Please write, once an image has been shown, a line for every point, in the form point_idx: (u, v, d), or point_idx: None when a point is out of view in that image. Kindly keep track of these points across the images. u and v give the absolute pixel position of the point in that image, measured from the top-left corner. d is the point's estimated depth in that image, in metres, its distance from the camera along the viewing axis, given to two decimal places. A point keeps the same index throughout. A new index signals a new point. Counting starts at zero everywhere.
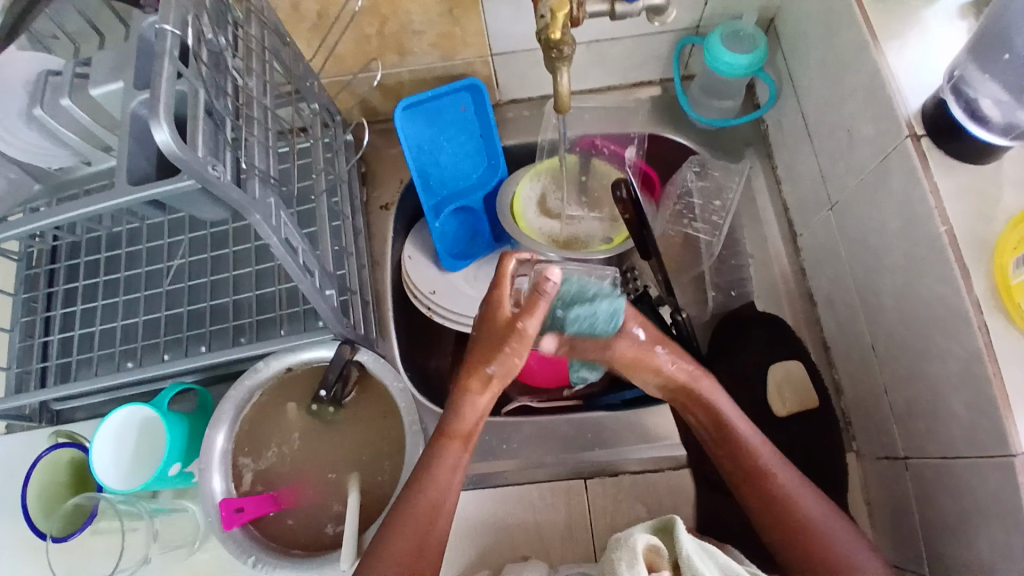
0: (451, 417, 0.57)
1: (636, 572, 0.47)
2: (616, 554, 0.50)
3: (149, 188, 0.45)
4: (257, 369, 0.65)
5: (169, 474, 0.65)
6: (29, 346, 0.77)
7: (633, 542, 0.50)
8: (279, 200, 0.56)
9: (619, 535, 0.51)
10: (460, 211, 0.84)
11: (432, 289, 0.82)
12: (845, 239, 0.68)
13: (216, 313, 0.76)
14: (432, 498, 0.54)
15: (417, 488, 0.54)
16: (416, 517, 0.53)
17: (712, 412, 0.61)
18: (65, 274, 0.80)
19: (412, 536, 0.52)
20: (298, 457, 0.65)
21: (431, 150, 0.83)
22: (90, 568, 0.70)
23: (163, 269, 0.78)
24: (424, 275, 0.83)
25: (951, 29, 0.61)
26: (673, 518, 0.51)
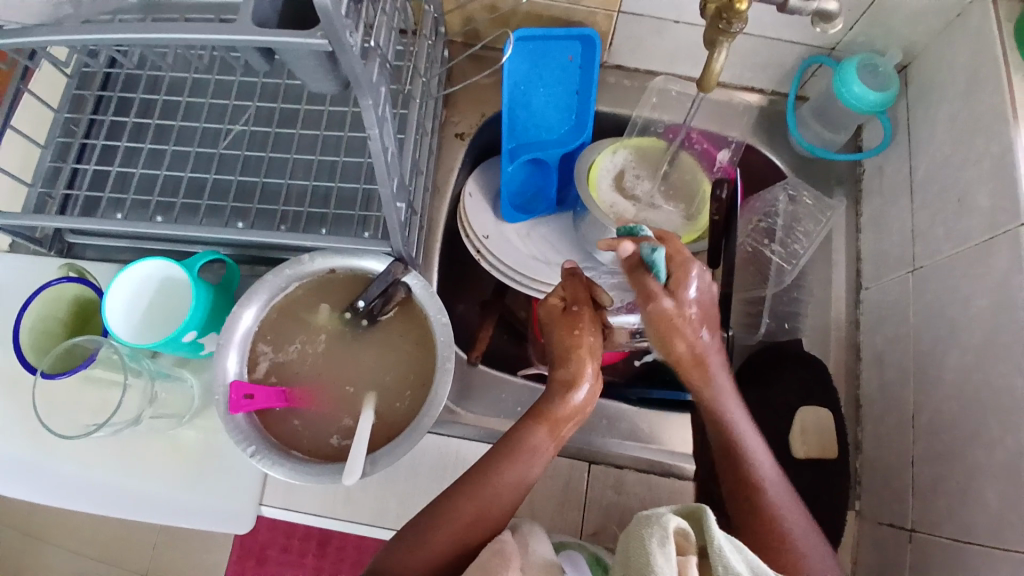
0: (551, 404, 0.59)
1: (667, 551, 0.43)
2: (645, 529, 0.45)
3: (272, 36, 0.41)
4: (301, 261, 0.63)
5: (184, 339, 0.62)
6: (59, 168, 0.72)
7: (664, 521, 0.46)
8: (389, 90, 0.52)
9: (647, 512, 0.47)
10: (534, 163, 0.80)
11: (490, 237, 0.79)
12: (916, 304, 0.67)
13: (265, 192, 0.72)
14: (479, 509, 0.56)
15: (471, 494, 0.57)
16: (462, 517, 0.56)
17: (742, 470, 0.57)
18: (115, 105, 0.75)
19: (455, 531, 0.55)
20: (319, 360, 0.63)
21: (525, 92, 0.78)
22: (69, 414, 0.66)
23: (221, 130, 0.74)
24: (483, 215, 0.80)
25: None
26: (703, 508, 0.48)
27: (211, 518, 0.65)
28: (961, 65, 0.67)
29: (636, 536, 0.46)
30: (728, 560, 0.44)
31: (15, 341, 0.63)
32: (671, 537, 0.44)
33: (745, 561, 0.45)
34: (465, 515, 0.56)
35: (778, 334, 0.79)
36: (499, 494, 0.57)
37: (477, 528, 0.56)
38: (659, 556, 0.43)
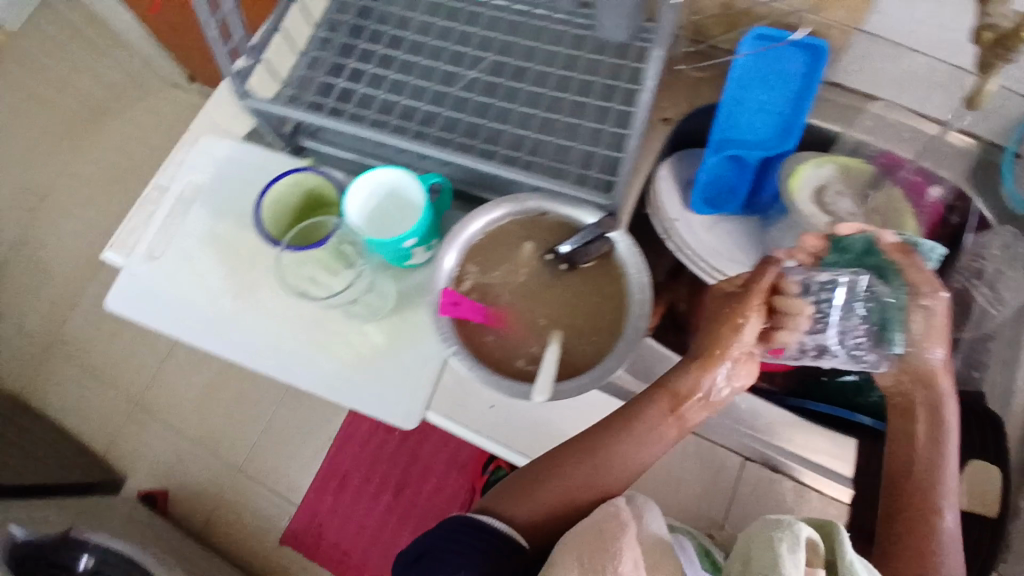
0: (670, 378, 0.68)
1: (796, 556, 0.52)
2: (776, 532, 0.54)
3: None
4: (520, 198, 0.68)
5: (406, 244, 0.69)
6: (314, 78, 0.79)
7: (795, 529, 0.54)
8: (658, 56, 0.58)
9: (782, 519, 0.55)
10: (733, 162, 0.81)
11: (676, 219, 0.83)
12: None
13: (489, 135, 0.77)
14: (590, 476, 0.67)
15: (580, 458, 0.67)
16: (568, 485, 0.67)
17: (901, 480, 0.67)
18: (367, 32, 0.81)
19: (563, 491, 0.67)
20: (517, 290, 0.68)
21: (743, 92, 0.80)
22: (290, 274, 0.77)
23: (459, 73, 0.79)
24: (674, 198, 0.84)
25: None
26: (839, 526, 0.56)
27: (380, 410, 0.72)
28: None
29: (767, 536, 0.54)
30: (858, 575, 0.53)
31: (259, 213, 0.70)
32: (801, 545, 0.52)
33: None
34: (574, 479, 0.67)
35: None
36: (620, 469, 0.67)
37: (579, 493, 0.67)
38: (787, 561, 0.51)
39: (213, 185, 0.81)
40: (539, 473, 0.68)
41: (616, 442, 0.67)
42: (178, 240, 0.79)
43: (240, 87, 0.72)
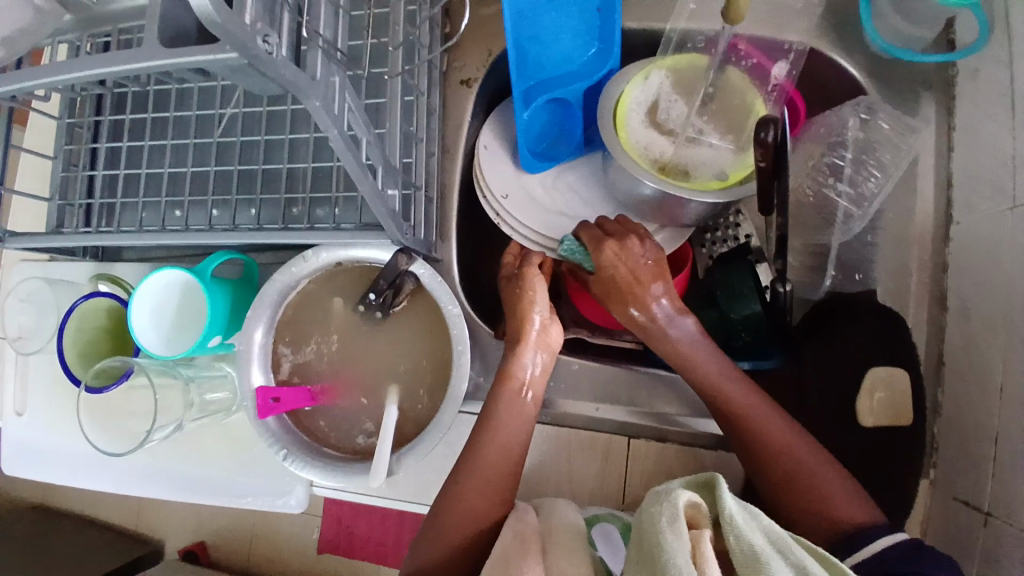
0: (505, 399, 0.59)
1: (677, 528, 0.39)
2: (655, 507, 0.41)
3: (185, 57, 0.35)
4: (304, 259, 0.60)
5: (209, 345, 0.63)
6: (74, 177, 0.72)
7: (674, 496, 0.41)
8: (327, 65, 0.41)
9: (657, 487, 0.43)
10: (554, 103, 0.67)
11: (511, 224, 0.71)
12: (1016, 248, 0.54)
13: (267, 179, 0.69)
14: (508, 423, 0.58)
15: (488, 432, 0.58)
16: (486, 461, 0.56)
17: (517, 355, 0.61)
18: (112, 103, 0.73)
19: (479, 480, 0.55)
20: (336, 358, 0.63)
21: (530, 16, 0.64)
22: (125, 423, 0.67)
23: (214, 117, 0.69)
24: (500, 178, 0.71)
25: None
26: (718, 476, 0.43)
27: (265, 499, 0.68)
28: None
29: (647, 517, 0.41)
30: (741, 531, 0.39)
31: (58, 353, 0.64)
32: (681, 513, 0.40)
33: (761, 527, 0.40)
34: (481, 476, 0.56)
35: (847, 288, 0.67)
36: (502, 450, 0.57)
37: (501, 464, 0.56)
38: (669, 535, 0.39)
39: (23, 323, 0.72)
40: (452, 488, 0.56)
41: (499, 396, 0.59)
42: (32, 385, 0.74)
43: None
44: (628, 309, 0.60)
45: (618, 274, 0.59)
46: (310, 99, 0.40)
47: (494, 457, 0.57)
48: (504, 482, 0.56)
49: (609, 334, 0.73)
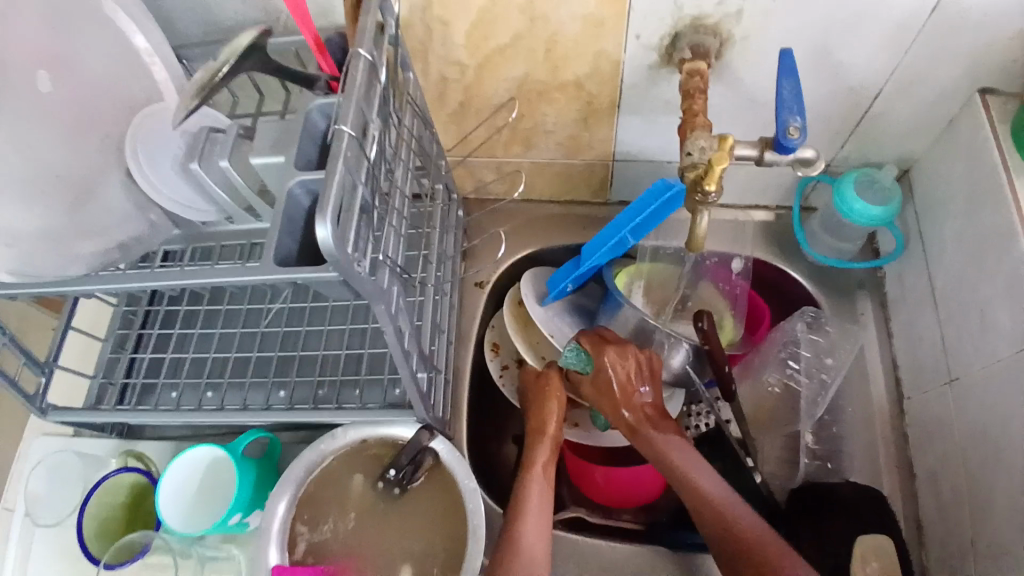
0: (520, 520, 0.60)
1: None
2: None
3: (297, 274, 0.47)
4: (335, 436, 0.66)
5: (229, 523, 0.66)
6: (118, 359, 0.79)
7: None
8: (390, 279, 0.54)
9: None
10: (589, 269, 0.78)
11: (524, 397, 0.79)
12: (963, 421, 0.63)
13: (303, 362, 0.77)
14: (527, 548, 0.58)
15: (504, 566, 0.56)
16: None
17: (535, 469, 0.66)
18: (167, 296, 0.82)
19: None
20: (350, 537, 0.64)
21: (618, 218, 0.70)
22: None
23: (262, 310, 0.79)
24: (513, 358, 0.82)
25: None
26: None
27: None
28: (958, 180, 0.67)
29: None
30: None
31: (80, 530, 0.67)
32: None
33: None
34: None
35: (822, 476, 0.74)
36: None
37: None
38: None
39: (41, 490, 0.74)
40: None
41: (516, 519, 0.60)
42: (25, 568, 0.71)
43: (36, 407, 0.68)
44: (621, 411, 0.68)
45: (617, 375, 0.68)
46: (379, 304, 0.51)
47: None
48: None
49: (607, 514, 0.76)
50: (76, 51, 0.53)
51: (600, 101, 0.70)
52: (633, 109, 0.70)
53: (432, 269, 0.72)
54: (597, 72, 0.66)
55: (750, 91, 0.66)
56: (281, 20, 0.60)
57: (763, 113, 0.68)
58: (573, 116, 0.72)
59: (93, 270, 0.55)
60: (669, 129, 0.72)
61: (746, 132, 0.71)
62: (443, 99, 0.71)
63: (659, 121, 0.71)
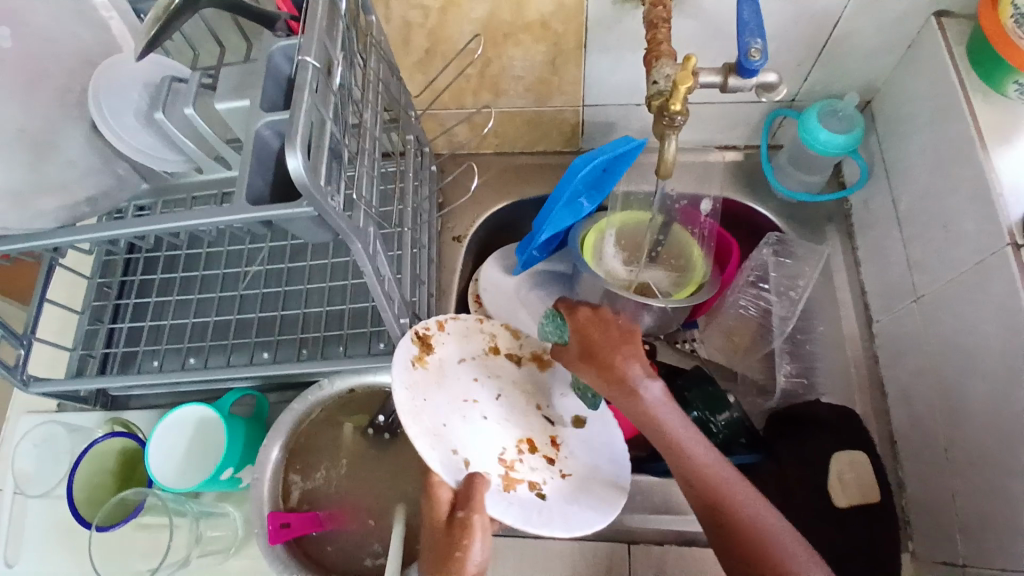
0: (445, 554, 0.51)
1: None
2: None
3: (270, 210, 0.46)
4: (321, 386, 0.65)
5: (220, 478, 0.66)
6: (96, 329, 0.78)
7: None
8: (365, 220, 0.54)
9: None
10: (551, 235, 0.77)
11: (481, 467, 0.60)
12: (928, 334, 0.65)
13: (284, 322, 0.77)
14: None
15: None
16: None
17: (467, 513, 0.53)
18: (142, 265, 0.81)
19: None
20: (344, 483, 0.66)
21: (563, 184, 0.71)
22: (129, 564, 0.69)
23: (240, 273, 0.79)
24: (455, 375, 0.65)
25: None
26: None
27: None
28: (919, 99, 0.68)
29: None
30: None
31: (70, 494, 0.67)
32: None
33: None
34: None
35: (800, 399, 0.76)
36: None
37: None
38: None
39: (27, 465, 0.74)
40: None
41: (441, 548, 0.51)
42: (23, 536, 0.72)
43: (17, 380, 0.66)
44: (603, 378, 0.56)
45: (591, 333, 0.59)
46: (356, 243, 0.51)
47: None
48: None
49: None
50: (29, 3, 0.52)
51: (566, 41, 0.70)
52: (599, 47, 0.70)
53: (409, 219, 0.72)
54: (561, 8, 0.66)
55: (713, 22, 0.66)
56: None
57: (726, 44, 0.69)
58: (539, 58, 0.72)
59: (62, 224, 0.54)
60: (635, 67, 0.73)
61: (709, 62, 0.72)
62: (409, 44, 0.71)
63: (625, 59, 0.72)
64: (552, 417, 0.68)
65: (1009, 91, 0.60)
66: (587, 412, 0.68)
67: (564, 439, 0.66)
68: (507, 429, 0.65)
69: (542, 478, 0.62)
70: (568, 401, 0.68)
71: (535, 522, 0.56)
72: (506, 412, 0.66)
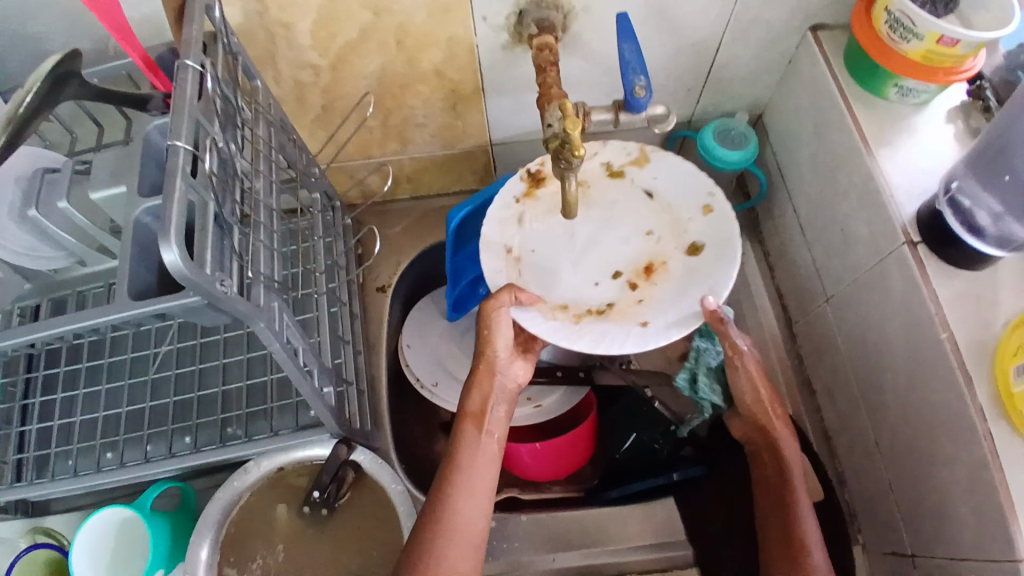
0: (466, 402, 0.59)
1: None
2: None
3: (154, 304, 0.43)
4: (246, 470, 0.63)
5: None
6: (4, 435, 0.70)
7: None
8: (269, 300, 0.51)
9: None
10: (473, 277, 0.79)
11: (576, 264, 0.64)
12: (842, 332, 0.68)
13: (203, 403, 0.73)
14: (468, 455, 0.57)
15: (448, 478, 0.55)
16: (446, 521, 0.53)
17: (484, 373, 0.60)
18: (46, 358, 0.75)
19: (443, 546, 0.52)
20: (284, 569, 0.62)
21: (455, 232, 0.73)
22: None
23: (149, 356, 0.75)
24: (565, 186, 0.66)
25: (944, 135, 0.63)
26: None
27: None
28: (803, 112, 0.72)
29: None
30: None
31: None
32: None
33: None
34: (449, 521, 0.53)
35: None
36: (459, 509, 0.54)
37: (461, 524, 0.54)
38: None
39: None
40: (422, 542, 0.53)
41: (472, 394, 0.59)
42: None
43: None
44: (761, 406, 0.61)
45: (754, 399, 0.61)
46: (257, 322, 0.48)
47: (459, 517, 0.54)
48: (469, 527, 0.54)
49: (539, 489, 0.78)
50: None
51: (464, 87, 0.70)
52: (497, 90, 0.71)
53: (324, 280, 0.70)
54: (453, 57, 0.65)
55: (602, 58, 0.68)
56: (110, 46, 0.57)
57: (615, 77, 0.71)
58: (440, 106, 0.72)
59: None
60: (535, 105, 0.73)
61: (605, 96, 0.74)
62: (302, 104, 0.70)
63: (525, 98, 0.72)
64: (676, 233, 0.64)
65: (889, 95, 0.64)
66: (706, 243, 0.62)
67: (669, 263, 0.62)
68: (596, 256, 0.64)
69: (638, 299, 0.61)
70: (694, 227, 0.63)
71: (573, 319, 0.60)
72: (606, 220, 0.66)
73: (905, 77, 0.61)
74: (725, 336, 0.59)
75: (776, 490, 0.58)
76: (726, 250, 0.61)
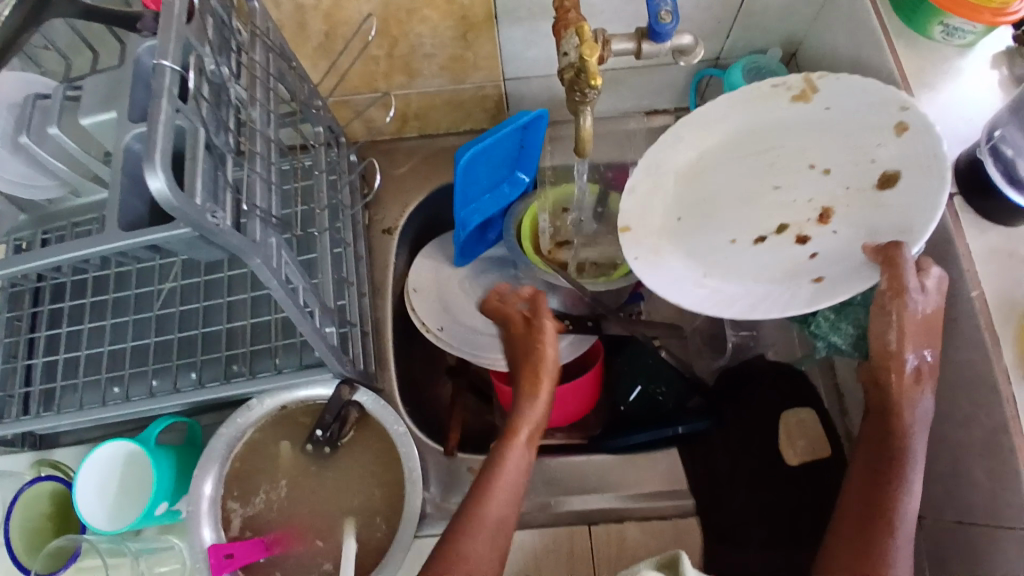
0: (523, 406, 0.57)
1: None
2: None
3: (143, 234, 0.42)
4: (250, 407, 0.63)
5: (156, 513, 0.63)
6: (12, 368, 0.71)
7: None
8: (268, 234, 0.49)
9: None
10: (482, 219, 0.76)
11: (721, 215, 0.61)
12: None
13: (208, 340, 0.72)
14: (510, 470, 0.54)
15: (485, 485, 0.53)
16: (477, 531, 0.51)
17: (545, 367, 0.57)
18: (51, 293, 0.75)
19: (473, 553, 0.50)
20: (287, 503, 0.63)
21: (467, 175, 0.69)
22: None
23: (154, 292, 0.74)
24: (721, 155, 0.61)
25: (989, 80, 0.58)
26: (679, 554, 0.52)
27: None
28: (840, 48, 0.66)
29: None
30: None
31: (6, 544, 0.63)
32: None
33: None
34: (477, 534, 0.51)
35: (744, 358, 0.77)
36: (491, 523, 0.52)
37: (491, 541, 0.51)
38: None
39: None
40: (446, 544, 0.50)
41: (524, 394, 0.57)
42: None
43: None
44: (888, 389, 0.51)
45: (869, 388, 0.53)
46: (253, 258, 0.46)
47: (487, 539, 0.51)
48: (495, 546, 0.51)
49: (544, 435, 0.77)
50: None
51: (474, 13, 0.65)
52: (510, 18, 0.66)
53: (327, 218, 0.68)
54: None
55: None
56: None
57: (638, 6, 0.66)
58: (449, 34, 0.68)
59: None
60: (550, 36, 0.69)
61: (625, 27, 0.69)
62: (303, 30, 0.66)
63: (540, 28, 0.68)
64: (857, 165, 0.55)
65: (935, 35, 0.58)
66: (902, 169, 0.52)
67: (850, 203, 0.55)
68: (758, 206, 0.59)
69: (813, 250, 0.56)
70: (882, 153, 0.54)
71: (718, 276, 0.58)
72: (791, 171, 0.59)
73: (951, 14, 0.55)
74: (895, 288, 0.48)
75: (876, 490, 0.50)
76: (930, 168, 0.50)
